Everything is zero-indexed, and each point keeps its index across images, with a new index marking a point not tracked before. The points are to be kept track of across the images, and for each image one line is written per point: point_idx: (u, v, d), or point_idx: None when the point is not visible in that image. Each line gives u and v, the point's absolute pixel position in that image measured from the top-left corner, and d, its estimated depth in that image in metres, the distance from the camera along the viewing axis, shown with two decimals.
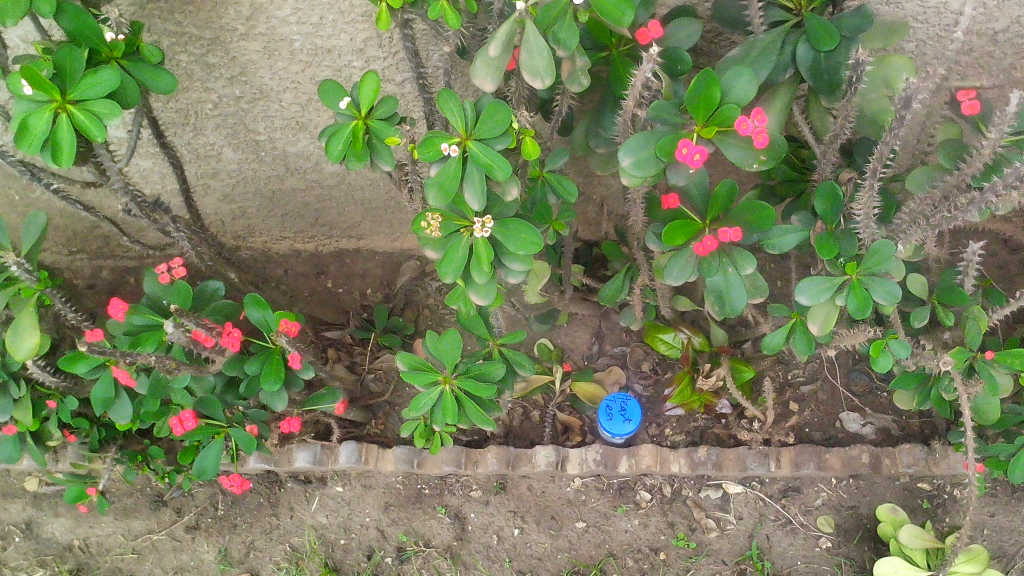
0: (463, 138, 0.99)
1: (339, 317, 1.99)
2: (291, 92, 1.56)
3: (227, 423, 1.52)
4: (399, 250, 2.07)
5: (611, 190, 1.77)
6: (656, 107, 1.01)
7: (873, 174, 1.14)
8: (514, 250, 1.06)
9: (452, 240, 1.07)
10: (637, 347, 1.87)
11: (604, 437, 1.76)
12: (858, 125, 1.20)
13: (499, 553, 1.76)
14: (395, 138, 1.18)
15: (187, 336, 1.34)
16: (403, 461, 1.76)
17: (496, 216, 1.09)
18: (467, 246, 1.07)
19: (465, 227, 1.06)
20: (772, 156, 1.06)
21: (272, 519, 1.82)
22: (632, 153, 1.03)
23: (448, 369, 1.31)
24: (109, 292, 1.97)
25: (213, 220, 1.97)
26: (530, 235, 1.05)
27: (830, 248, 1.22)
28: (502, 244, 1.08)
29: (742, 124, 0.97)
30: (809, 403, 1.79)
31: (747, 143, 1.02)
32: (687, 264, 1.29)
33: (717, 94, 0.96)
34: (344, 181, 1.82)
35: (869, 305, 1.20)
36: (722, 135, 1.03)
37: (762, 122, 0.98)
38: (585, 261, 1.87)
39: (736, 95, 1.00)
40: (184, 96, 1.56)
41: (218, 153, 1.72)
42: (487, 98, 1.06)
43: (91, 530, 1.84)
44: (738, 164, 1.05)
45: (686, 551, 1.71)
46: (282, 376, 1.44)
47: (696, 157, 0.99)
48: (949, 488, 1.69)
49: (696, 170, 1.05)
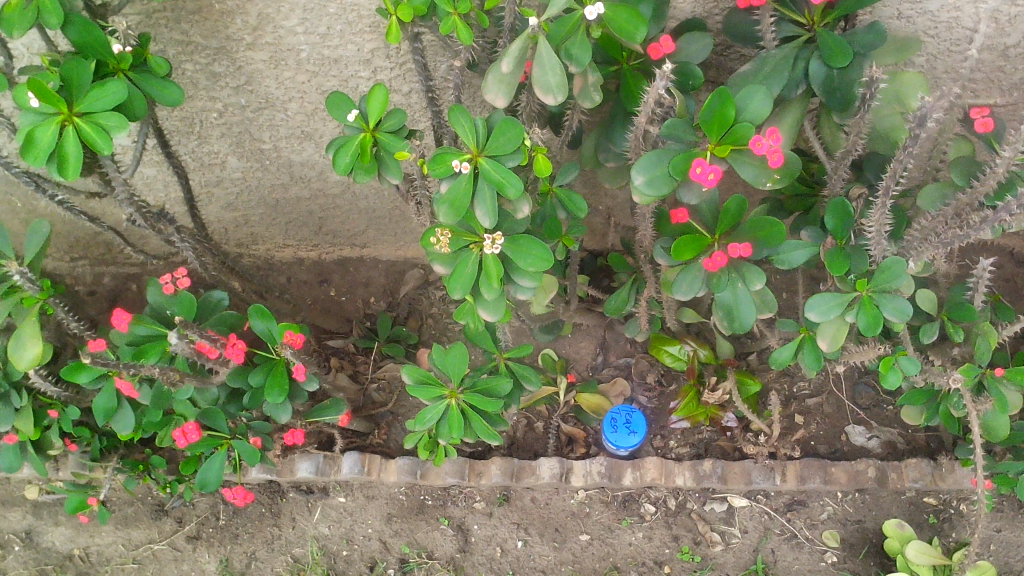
0: (475, 155, 0.99)
1: (342, 326, 1.98)
2: (297, 102, 1.55)
3: (230, 435, 1.51)
4: (403, 259, 2.06)
5: (617, 201, 1.77)
6: (669, 125, 1.01)
7: (885, 193, 1.13)
8: (524, 267, 1.05)
9: (461, 256, 1.06)
10: (642, 358, 1.86)
11: (609, 449, 1.75)
12: (870, 140, 1.19)
13: (502, 565, 1.74)
14: (404, 152, 1.18)
15: (192, 348, 1.33)
16: (406, 473, 1.76)
17: (507, 233, 1.08)
18: (477, 262, 1.06)
19: (475, 243, 1.05)
20: (786, 174, 1.05)
21: (273, 530, 1.81)
22: (644, 172, 1.02)
23: (454, 383, 1.30)
24: (111, 299, 1.96)
25: (216, 227, 1.96)
26: (541, 252, 1.04)
27: (841, 264, 1.21)
28: (513, 260, 1.07)
29: (757, 143, 0.97)
30: (814, 416, 1.78)
31: (761, 161, 1.01)
32: (695, 279, 1.28)
33: (732, 113, 0.96)
34: (349, 191, 1.82)
35: (880, 322, 1.20)
36: (736, 154, 1.02)
37: (777, 142, 0.98)
38: (591, 272, 1.87)
39: (750, 113, 1.00)
40: (189, 105, 1.55)
41: (222, 162, 1.71)
42: (498, 114, 1.05)
43: (91, 539, 1.83)
44: (751, 182, 1.04)
45: (691, 565, 1.70)
46: (286, 388, 1.42)
47: (710, 177, 0.98)
48: (956, 503, 1.68)
49: (708, 188, 1.05)
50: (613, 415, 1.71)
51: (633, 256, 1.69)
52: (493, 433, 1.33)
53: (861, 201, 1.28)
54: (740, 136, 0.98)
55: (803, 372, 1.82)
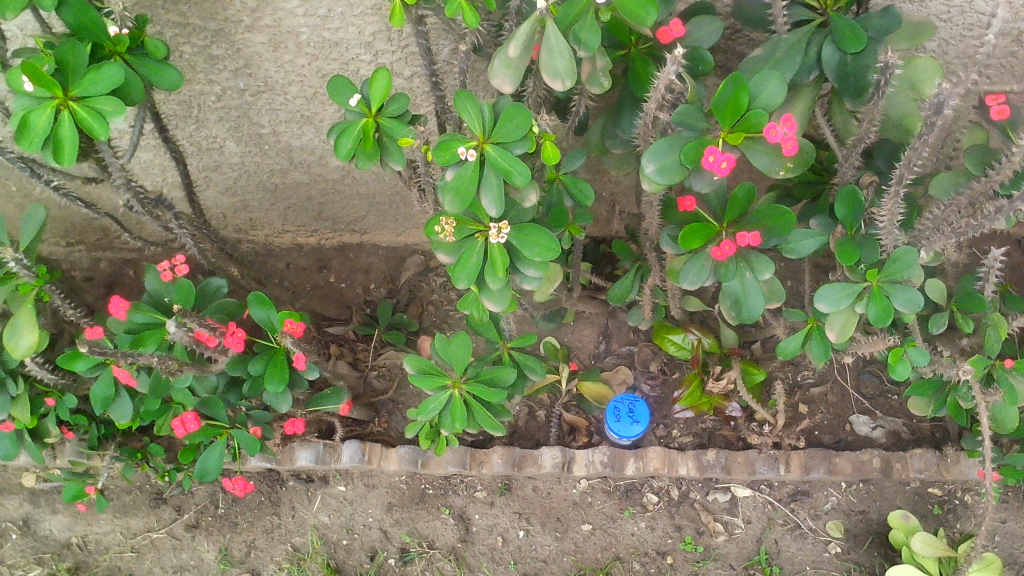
0: (481, 142, 0.96)
1: (342, 312, 1.96)
2: (296, 85, 1.53)
3: (230, 424, 1.47)
4: (403, 245, 2.04)
5: (620, 187, 1.75)
6: (680, 111, 0.98)
7: (897, 182, 1.11)
8: (531, 257, 1.03)
9: (466, 244, 1.04)
10: (645, 347, 1.84)
11: (612, 438, 1.74)
12: (883, 128, 1.17)
13: (503, 555, 1.73)
14: (407, 138, 1.15)
15: (191, 336, 1.30)
16: (407, 460, 1.75)
17: (513, 221, 1.06)
18: (482, 250, 1.04)
19: (480, 232, 1.03)
20: (799, 163, 1.02)
21: (273, 518, 1.80)
22: (656, 160, 1.00)
23: (457, 372, 1.28)
24: (108, 285, 1.94)
25: (214, 213, 1.93)
26: (544, 239, 1.02)
27: (851, 254, 1.19)
28: (518, 249, 1.05)
29: (771, 131, 0.94)
30: (818, 405, 1.77)
31: (774, 149, 0.99)
32: (703, 268, 1.26)
33: (745, 100, 0.93)
34: (349, 175, 1.79)
35: (890, 313, 1.18)
36: (749, 142, 0.99)
37: (792, 131, 0.95)
38: (594, 259, 1.85)
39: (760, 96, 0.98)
40: (187, 88, 1.53)
41: (221, 146, 1.69)
42: (505, 100, 1.02)
43: (88, 527, 1.81)
44: (764, 171, 1.01)
45: (694, 555, 1.69)
46: (286, 376, 1.40)
47: (723, 166, 0.96)
48: (961, 493, 1.67)
49: (719, 177, 1.02)
50: (618, 402, 1.70)
51: (637, 243, 1.67)
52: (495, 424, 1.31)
53: (871, 189, 1.26)
54: (753, 123, 0.96)
55: (806, 361, 1.81)
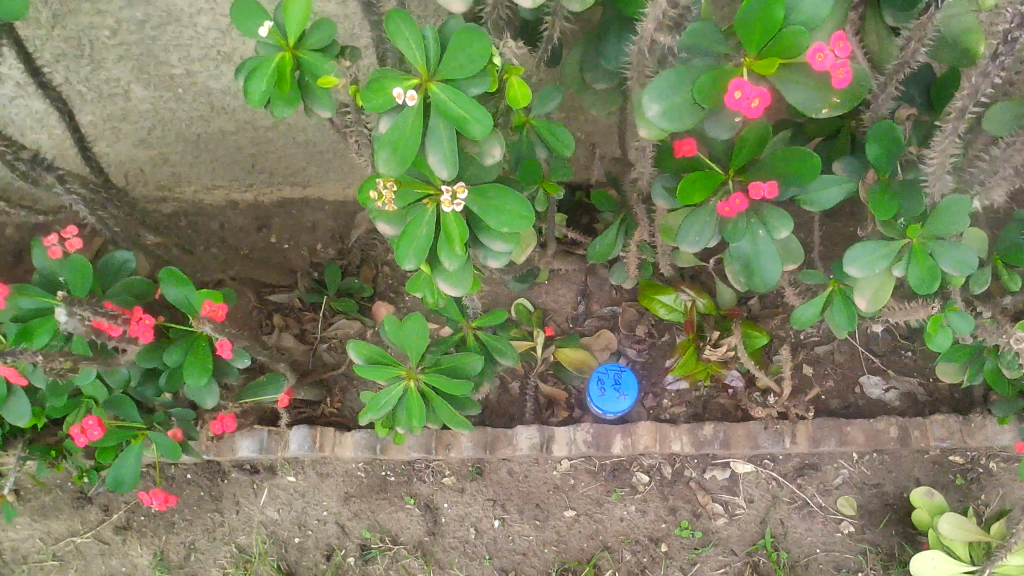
0: (424, 80, 0.72)
1: (285, 278, 1.73)
2: (207, 15, 1.26)
3: (146, 425, 1.24)
4: (353, 198, 1.80)
5: (598, 126, 1.51)
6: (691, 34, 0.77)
7: (956, 117, 0.89)
8: (496, 227, 0.80)
9: (413, 213, 0.81)
10: (629, 307, 1.63)
11: (595, 413, 1.55)
12: (931, 50, 0.94)
13: (477, 549, 1.54)
14: (331, 77, 0.91)
15: (87, 327, 1.06)
16: (363, 448, 1.55)
17: (472, 179, 0.83)
18: (433, 220, 0.81)
19: (430, 196, 0.80)
20: (849, 96, 0.79)
21: (215, 516, 1.59)
22: (661, 98, 0.78)
23: (412, 361, 1.05)
24: (12, 256, 1.68)
25: (130, 169, 1.67)
26: (513, 205, 0.79)
27: (887, 205, 0.97)
28: (479, 217, 0.82)
29: (819, 54, 0.73)
30: (825, 366, 1.58)
31: (818, 79, 0.77)
32: (706, 226, 1.03)
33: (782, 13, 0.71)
34: (282, 121, 1.53)
35: (937, 279, 0.96)
36: (784, 70, 0.78)
37: (844, 54, 0.74)
38: (569, 209, 1.62)
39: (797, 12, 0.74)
40: (73, 22, 1.26)
41: (125, 91, 1.42)
42: (455, 24, 0.78)
43: (4, 534, 1.59)
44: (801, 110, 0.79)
45: (691, 541, 1.51)
46: (209, 367, 1.17)
47: (753, 103, 0.75)
48: (985, 461, 1.50)
49: (741, 117, 0.80)
50: (602, 373, 1.50)
51: (620, 192, 1.45)
52: (461, 422, 1.09)
53: (908, 125, 1.04)
54: (789, 45, 0.73)
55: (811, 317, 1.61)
